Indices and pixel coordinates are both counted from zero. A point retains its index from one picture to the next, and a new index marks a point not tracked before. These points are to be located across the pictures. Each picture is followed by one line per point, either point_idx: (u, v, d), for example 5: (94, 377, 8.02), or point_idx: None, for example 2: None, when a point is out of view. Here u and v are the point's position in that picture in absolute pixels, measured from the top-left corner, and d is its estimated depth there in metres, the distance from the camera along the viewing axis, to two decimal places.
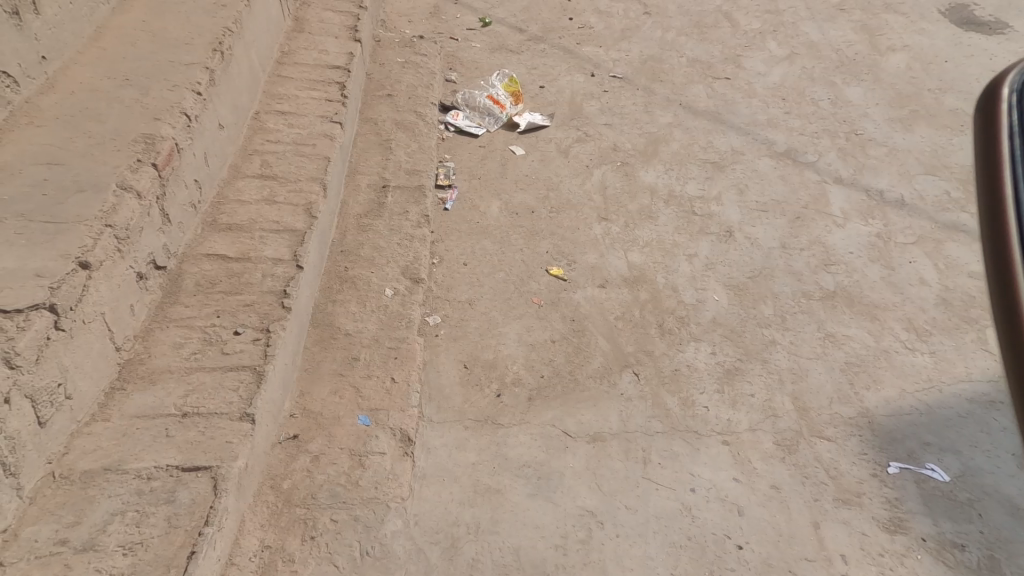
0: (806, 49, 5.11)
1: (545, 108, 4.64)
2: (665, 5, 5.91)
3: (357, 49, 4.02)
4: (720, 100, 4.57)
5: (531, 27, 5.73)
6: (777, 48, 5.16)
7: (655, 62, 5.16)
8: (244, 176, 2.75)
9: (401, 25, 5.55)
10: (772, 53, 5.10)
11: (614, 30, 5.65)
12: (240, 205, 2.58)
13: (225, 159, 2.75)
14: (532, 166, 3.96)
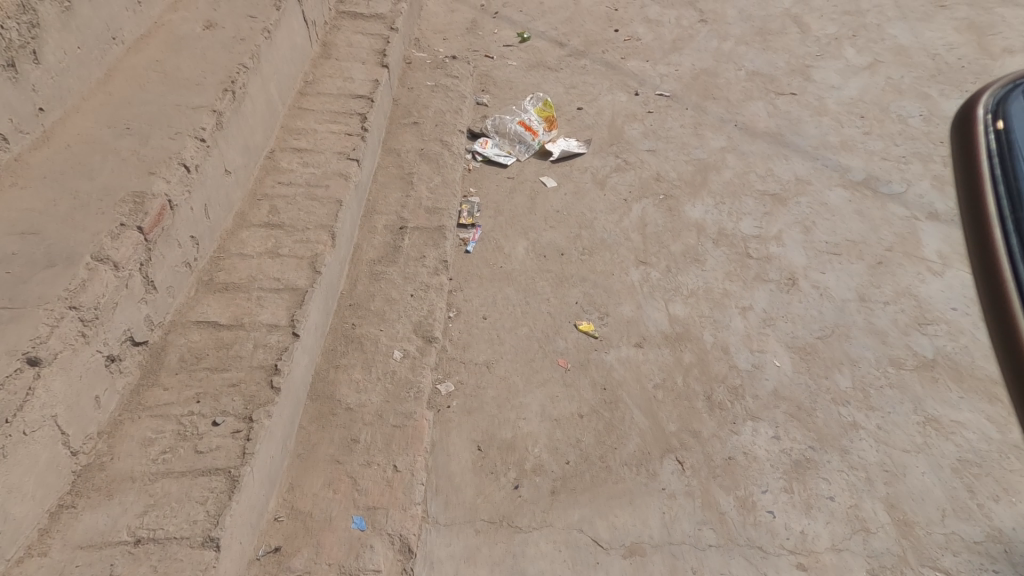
0: (891, 53, 4.84)
1: (582, 132, 4.33)
2: (723, 11, 5.63)
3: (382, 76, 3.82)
4: (783, 117, 4.22)
5: (573, 41, 5.50)
6: (855, 55, 4.86)
7: (715, 73, 4.89)
8: (249, 226, 2.52)
9: (435, 42, 5.39)
10: (849, 61, 4.79)
11: (664, 43, 5.38)
12: (240, 259, 2.37)
13: (231, 206, 2.52)
14: (564, 200, 3.64)
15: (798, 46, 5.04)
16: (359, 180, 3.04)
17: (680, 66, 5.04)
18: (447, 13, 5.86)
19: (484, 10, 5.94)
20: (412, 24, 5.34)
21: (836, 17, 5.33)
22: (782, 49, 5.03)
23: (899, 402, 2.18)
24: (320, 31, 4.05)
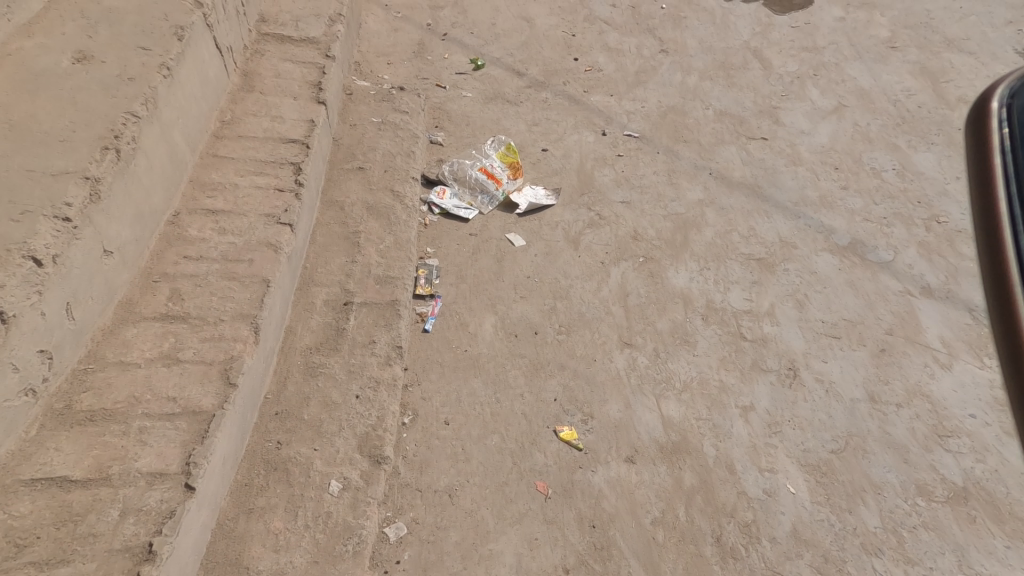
0: (852, 96, 4.63)
1: (550, 177, 3.99)
2: (682, 41, 5.50)
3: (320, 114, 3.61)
4: (756, 167, 3.88)
5: (531, 69, 5.33)
6: (820, 97, 4.62)
7: (682, 111, 4.61)
8: (138, 320, 1.95)
9: (379, 68, 5.20)
10: (815, 104, 4.53)
11: (628, 75, 5.19)
12: (119, 370, 1.81)
13: (113, 295, 1.95)
14: (534, 262, 3.25)
15: (758, 88, 4.77)
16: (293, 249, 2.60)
17: (648, 102, 4.79)
18: (391, 33, 5.64)
19: (432, 31, 5.76)
20: (354, 46, 5.16)
21: (793, 52, 5.20)
22: (753, 89, 4.79)
23: (936, 549, 2.07)
24: (237, 60, 3.78)
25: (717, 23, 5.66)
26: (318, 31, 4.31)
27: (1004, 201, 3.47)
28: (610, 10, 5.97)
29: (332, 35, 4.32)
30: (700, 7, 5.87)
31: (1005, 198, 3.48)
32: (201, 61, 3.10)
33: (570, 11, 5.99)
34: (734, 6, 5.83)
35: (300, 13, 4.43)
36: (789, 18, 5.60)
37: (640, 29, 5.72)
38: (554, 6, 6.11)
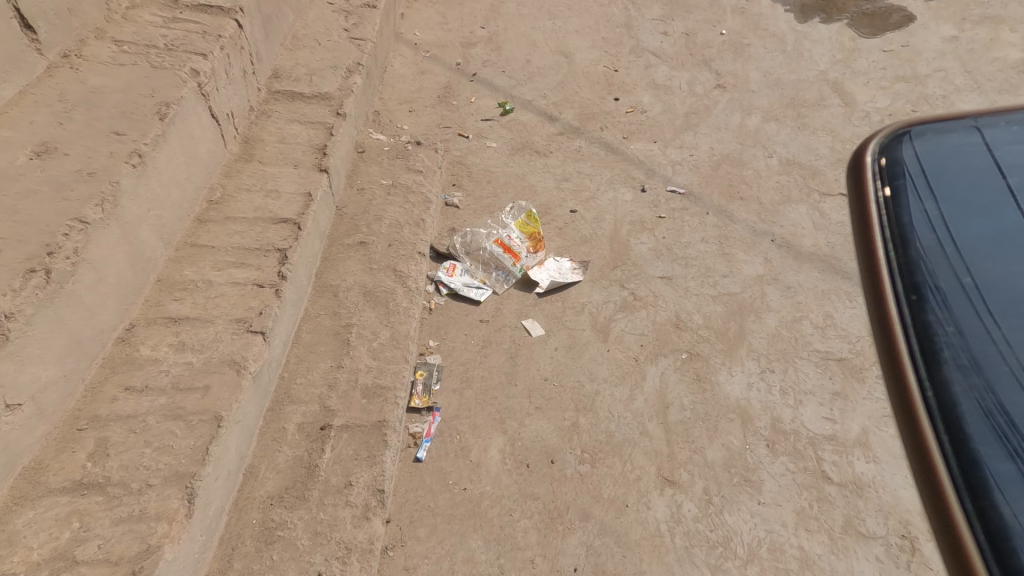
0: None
1: (578, 246, 3.60)
2: (745, 74, 5.10)
3: (323, 184, 3.27)
4: (834, 232, 3.36)
5: (566, 114, 4.94)
6: None
7: (741, 159, 4.18)
8: (43, 498, 1.85)
9: (400, 117, 4.72)
10: None
11: (677, 116, 4.76)
12: None
13: (12, 467, 1.86)
14: (554, 360, 2.81)
15: (841, 121, 4.34)
16: (265, 359, 2.38)
17: (699, 149, 4.36)
18: (416, 76, 5.37)
19: (461, 73, 5.54)
20: (374, 97, 4.71)
21: (881, 84, 4.63)
22: (822, 127, 4.31)
23: None
24: (240, 126, 3.40)
25: (788, 51, 5.24)
26: (332, 86, 3.96)
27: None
28: (663, 40, 5.82)
29: (347, 91, 3.97)
30: (769, 33, 5.54)
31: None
32: (189, 138, 2.79)
33: (616, 45, 5.86)
34: (812, 29, 5.44)
35: (314, 66, 4.10)
36: (881, 41, 5.10)
37: (695, 61, 5.43)
38: (597, 40, 5.99)
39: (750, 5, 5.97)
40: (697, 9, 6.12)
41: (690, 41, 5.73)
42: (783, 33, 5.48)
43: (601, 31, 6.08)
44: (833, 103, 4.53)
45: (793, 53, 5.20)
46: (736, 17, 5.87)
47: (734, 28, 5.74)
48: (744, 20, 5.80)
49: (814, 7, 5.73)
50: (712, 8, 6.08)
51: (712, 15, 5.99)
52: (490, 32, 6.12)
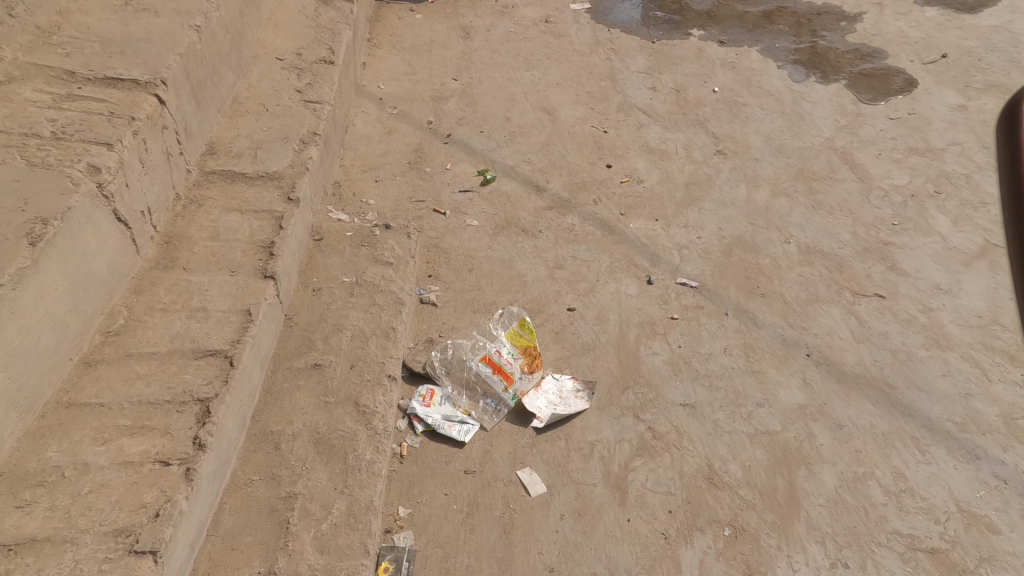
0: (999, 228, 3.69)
1: (579, 358, 3.07)
2: (744, 137, 4.71)
3: (270, 293, 2.66)
4: (878, 345, 2.97)
5: (554, 183, 4.48)
6: (954, 230, 3.63)
7: (755, 244, 3.69)
8: None
9: (364, 186, 4.30)
10: (948, 242, 3.55)
11: (677, 188, 4.30)
12: None
13: None
14: (559, 539, 2.30)
15: (856, 198, 3.87)
16: None
17: (705, 230, 3.87)
18: (383, 137, 4.91)
19: (434, 132, 5.06)
20: (336, 163, 4.37)
21: (894, 156, 4.23)
22: (838, 207, 3.81)
23: None
24: (160, 221, 2.79)
25: (787, 112, 4.89)
26: (283, 159, 3.53)
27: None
28: (651, 96, 5.48)
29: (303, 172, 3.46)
30: (764, 91, 5.23)
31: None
32: (78, 257, 2.14)
33: (602, 100, 5.48)
34: (809, 88, 5.14)
35: (257, 130, 3.74)
36: (885, 107, 4.77)
37: (689, 121, 5.06)
38: (581, 94, 5.62)
39: (740, 59, 5.72)
40: (683, 61, 5.85)
41: (681, 98, 5.39)
42: (779, 92, 5.18)
43: (584, 83, 5.73)
44: (844, 176, 4.08)
45: (792, 116, 4.83)
46: (727, 72, 5.59)
47: (726, 85, 5.44)
48: (735, 75, 5.53)
49: (809, 64, 5.47)
50: (700, 61, 5.81)
51: (701, 68, 5.72)
52: (462, 84, 5.73)
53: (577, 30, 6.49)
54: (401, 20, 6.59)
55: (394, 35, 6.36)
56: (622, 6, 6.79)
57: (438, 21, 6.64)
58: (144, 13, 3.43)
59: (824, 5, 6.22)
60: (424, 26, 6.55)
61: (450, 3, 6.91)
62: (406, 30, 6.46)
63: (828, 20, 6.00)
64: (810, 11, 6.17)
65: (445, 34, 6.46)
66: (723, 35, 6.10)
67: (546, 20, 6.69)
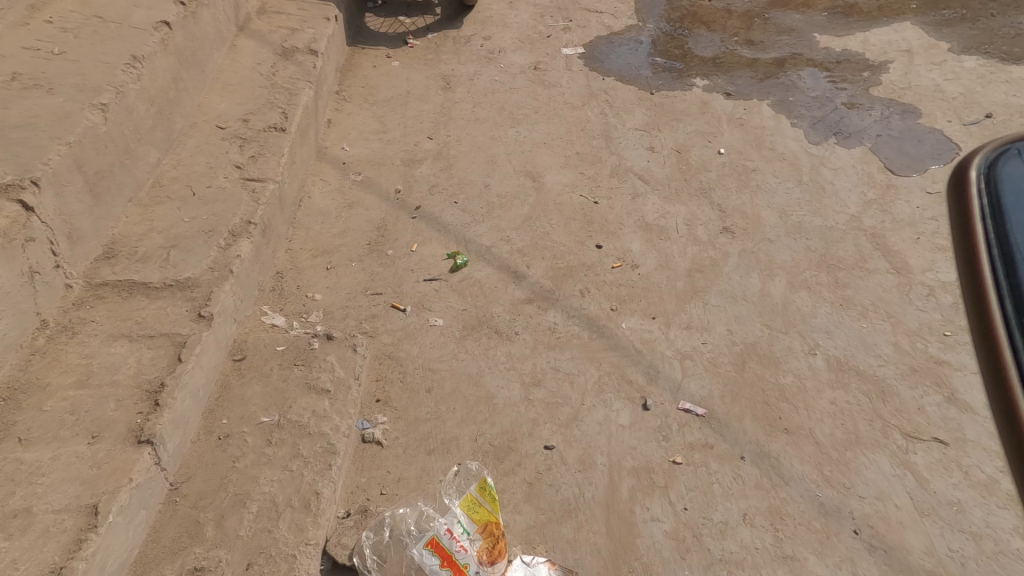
0: None
1: (557, 525, 2.48)
2: (755, 212, 4.23)
3: (144, 462, 2.27)
4: (952, 524, 2.42)
5: (535, 268, 3.94)
6: None
7: (772, 355, 3.07)
8: None
9: (312, 275, 3.77)
10: None
11: (677, 276, 3.74)
12: None
13: None
14: None
15: (890, 294, 3.31)
16: None
17: (711, 333, 3.27)
18: (341, 212, 4.37)
19: (402, 204, 4.53)
20: (282, 248, 3.85)
21: (936, 242, 3.66)
22: (871, 306, 3.25)
23: None
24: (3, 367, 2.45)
25: (805, 181, 4.39)
26: (203, 260, 3.02)
27: (978, 203, 3.83)
28: (648, 157, 4.98)
29: (222, 277, 3.00)
30: (777, 154, 4.74)
31: (978, 198, 3.88)
32: None
33: (595, 163, 4.97)
34: (829, 152, 4.62)
35: (177, 222, 3.19)
36: (920, 178, 4.20)
37: (692, 190, 4.57)
38: (571, 154, 5.11)
39: (749, 115, 5.28)
40: (687, 117, 5.40)
41: (682, 161, 4.91)
42: (795, 156, 4.69)
43: (574, 142, 5.23)
44: (878, 264, 3.53)
45: (810, 186, 4.33)
46: (736, 130, 5.13)
47: (733, 146, 4.97)
48: (744, 135, 5.06)
49: (825, 122, 5.00)
50: (704, 117, 5.36)
51: (706, 125, 5.26)
52: (438, 143, 5.24)
53: (569, 79, 6.07)
54: (376, 69, 6.15)
55: (366, 86, 5.90)
56: (619, 51, 6.41)
57: (417, 69, 6.21)
58: (36, 89, 3.08)
59: (843, 53, 5.89)
60: (401, 75, 6.11)
61: (432, 49, 6.50)
62: (381, 81, 6.01)
63: (848, 68, 5.63)
64: (829, 59, 5.83)
65: (425, 84, 6.02)
66: (732, 85, 5.72)
67: (536, 67, 6.27)
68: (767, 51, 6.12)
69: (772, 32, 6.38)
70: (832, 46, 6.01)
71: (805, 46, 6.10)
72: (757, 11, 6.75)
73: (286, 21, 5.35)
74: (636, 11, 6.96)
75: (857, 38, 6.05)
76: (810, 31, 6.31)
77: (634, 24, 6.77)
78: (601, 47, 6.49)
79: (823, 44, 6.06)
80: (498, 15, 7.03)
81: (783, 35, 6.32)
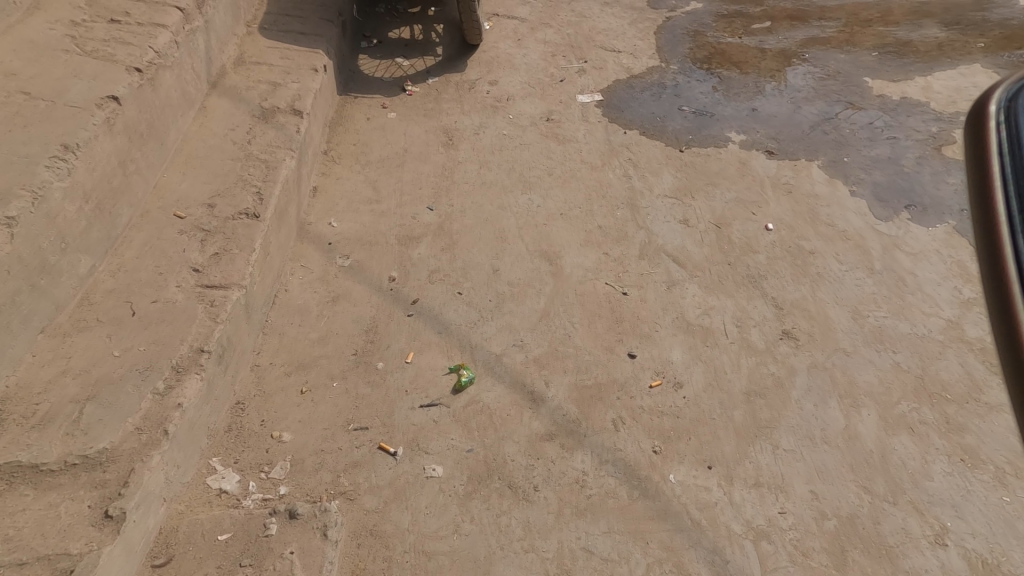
0: None
1: None
2: (821, 309, 3.58)
3: None
4: None
5: (556, 387, 3.29)
6: None
7: (882, 542, 2.60)
8: None
9: (283, 400, 3.02)
10: None
11: (733, 401, 3.17)
12: None
13: None
14: None
15: None
16: None
17: (789, 496, 2.77)
18: (323, 308, 3.66)
19: (396, 296, 3.82)
20: (245, 366, 3.11)
21: None
22: (1009, 469, 2.79)
23: None
24: None
25: (876, 270, 3.77)
26: (131, 415, 2.33)
27: None
28: (682, 233, 4.27)
29: (152, 442, 2.32)
30: (837, 232, 4.07)
31: None
32: None
33: (621, 239, 4.28)
34: (907, 231, 4.02)
35: (102, 357, 2.48)
36: None
37: (738, 278, 3.87)
38: (591, 227, 4.42)
39: (798, 180, 4.58)
40: (724, 181, 4.70)
41: (722, 238, 4.19)
42: (859, 234, 4.03)
43: (594, 213, 4.55)
44: (989, 397, 3.10)
45: (886, 279, 3.70)
46: (783, 199, 4.42)
47: (782, 219, 4.26)
48: (794, 205, 4.36)
49: (894, 189, 4.34)
50: (743, 181, 4.66)
51: (748, 192, 4.55)
52: (439, 215, 4.56)
53: (585, 133, 5.42)
54: (369, 122, 5.57)
55: (357, 144, 5.30)
56: (640, 97, 5.78)
57: (416, 122, 5.60)
58: None
59: (901, 102, 5.24)
60: (396, 129, 5.51)
61: (432, 98, 5.91)
62: (375, 136, 5.41)
63: (912, 121, 5.00)
64: (886, 110, 5.17)
65: (425, 140, 5.40)
66: (773, 140, 5.04)
67: (548, 118, 5.63)
68: (809, 98, 5.46)
69: (813, 76, 5.73)
70: (888, 93, 5.37)
71: (854, 93, 5.45)
72: (795, 50, 6.12)
73: (266, 74, 4.89)
74: (657, 50, 6.35)
75: (918, 83, 5.44)
76: (858, 74, 5.67)
77: (655, 65, 6.16)
78: (620, 93, 5.86)
79: (876, 91, 5.42)
80: (504, 54, 6.42)
81: (826, 79, 5.67)
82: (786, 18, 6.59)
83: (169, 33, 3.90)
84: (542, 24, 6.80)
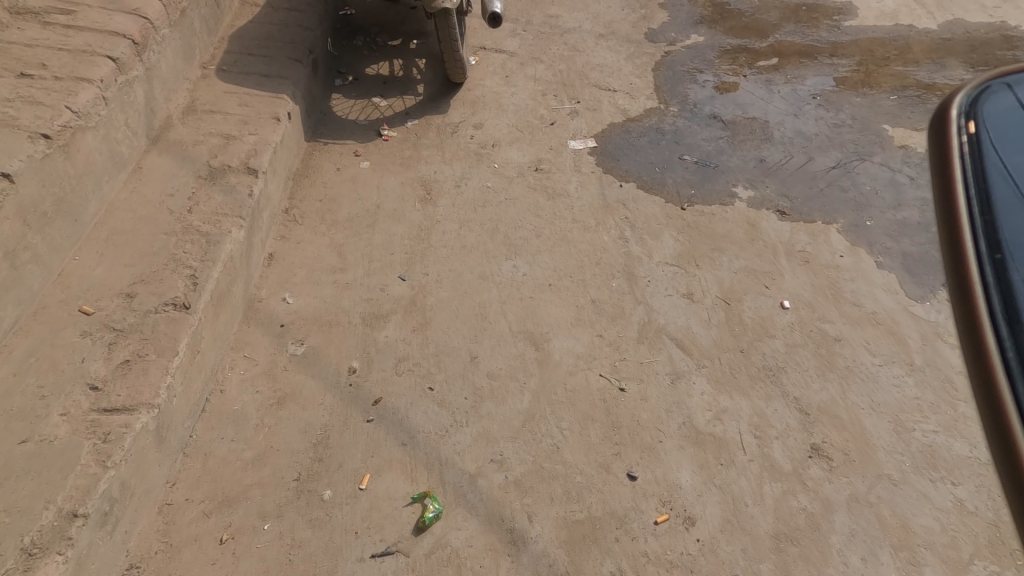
0: None
1: None
2: (857, 418, 3.02)
3: None
4: None
5: (542, 526, 2.70)
6: None
7: None
8: None
9: (194, 553, 2.55)
10: None
11: (760, 550, 2.59)
12: None
13: None
14: None
15: None
16: None
17: None
18: (265, 415, 3.07)
19: (355, 395, 3.22)
20: (150, 509, 2.62)
21: None
22: None
23: None
24: None
25: (918, 368, 3.24)
26: None
27: None
28: (686, 311, 3.73)
29: None
30: (865, 314, 3.55)
31: None
32: None
33: (617, 317, 3.73)
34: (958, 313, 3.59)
35: None
36: None
37: (755, 371, 3.30)
38: (584, 301, 3.86)
39: (817, 247, 4.07)
40: (731, 246, 4.19)
41: (733, 317, 3.65)
42: (890, 317, 3.52)
43: (587, 283, 3.99)
44: None
45: (930, 379, 3.18)
46: (801, 271, 3.90)
47: (800, 295, 3.73)
48: (813, 277, 3.84)
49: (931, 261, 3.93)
50: (754, 246, 4.15)
51: (759, 260, 4.03)
52: (413, 286, 3.96)
53: (578, 185, 4.90)
54: (339, 173, 4.97)
55: (323, 199, 4.69)
56: (637, 143, 5.32)
57: (392, 171, 5.02)
58: None
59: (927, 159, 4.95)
60: (370, 181, 4.91)
61: (411, 143, 5.35)
62: (344, 190, 4.81)
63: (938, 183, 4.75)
64: (910, 164, 4.82)
65: (401, 192, 4.82)
66: (784, 197, 4.56)
67: (537, 167, 5.11)
68: (822, 148, 5.03)
69: (826, 122, 5.31)
70: (911, 145, 5.02)
71: (873, 143, 5.05)
72: (806, 92, 5.71)
73: (221, 123, 4.13)
74: (656, 89, 5.93)
75: None
76: (877, 121, 5.28)
77: (653, 106, 5.71)
78: (615, 138, 5.39)
79: (898, 141, 5.06)
80: (491, 93, 5.94)
81: (842, 126, 5.25)
82: (796, 54, 6.21)
83: (95, 87, 3.30)
84: (532, 59, 6.35)
